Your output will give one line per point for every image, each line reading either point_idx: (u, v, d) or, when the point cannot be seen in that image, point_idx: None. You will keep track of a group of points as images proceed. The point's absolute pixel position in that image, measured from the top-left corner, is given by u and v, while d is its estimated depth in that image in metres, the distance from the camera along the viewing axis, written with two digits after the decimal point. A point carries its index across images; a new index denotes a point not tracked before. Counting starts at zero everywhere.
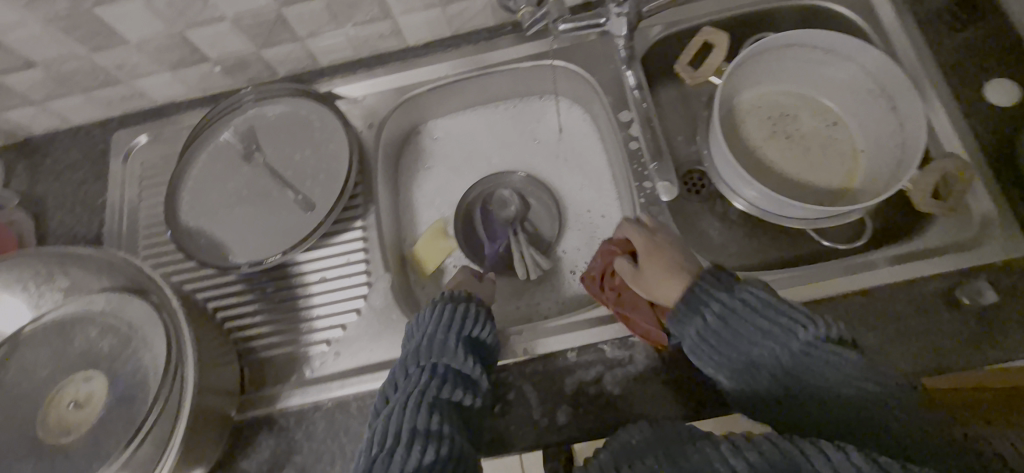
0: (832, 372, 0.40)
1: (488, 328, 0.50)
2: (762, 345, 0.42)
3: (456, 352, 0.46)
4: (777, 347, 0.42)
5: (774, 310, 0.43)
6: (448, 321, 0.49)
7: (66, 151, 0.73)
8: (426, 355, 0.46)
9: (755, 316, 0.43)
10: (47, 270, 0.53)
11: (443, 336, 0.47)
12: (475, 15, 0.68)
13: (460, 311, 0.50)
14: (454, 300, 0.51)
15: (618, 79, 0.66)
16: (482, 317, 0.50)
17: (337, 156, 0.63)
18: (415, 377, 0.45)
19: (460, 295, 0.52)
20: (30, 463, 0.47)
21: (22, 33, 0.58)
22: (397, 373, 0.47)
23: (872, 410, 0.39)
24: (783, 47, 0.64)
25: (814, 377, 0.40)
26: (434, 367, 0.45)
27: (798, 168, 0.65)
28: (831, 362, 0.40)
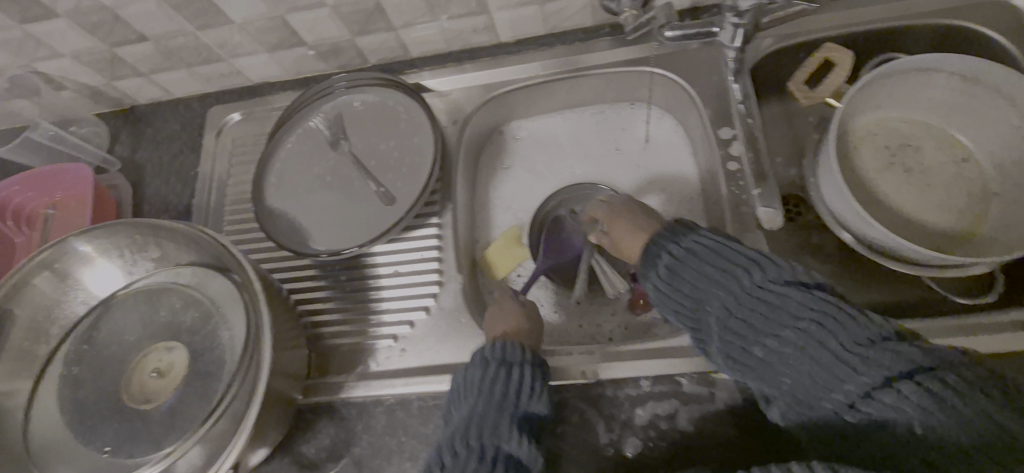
0: (767, 309, 0.40)
1: (544, 400, 0.45)
2: (706, 289, 0.44)
3: (512, 437, 0.42)
4: (719, 289, 0.43)
5: (721, 256, 0.44)
6: (501, 393, 0.44)
7: (166, 122, 0.76)
8: (477, 438, 0.42)
9: (701, 260, 0.45)
10: (140, 239, 0.53)
11: (495, 414, 0.43)
12: (573, 14, 0.65)
13: (514, 380, 0.45)
14: (507, 362, 0.46)
15: (721, 93, 0.61)
16: (539, 389, 0.45)
17: (421, 151, 0.62)
18: (465, 464, 0.40)
19: (516, 355, 0.46)
20: (113, 424, 0.49)
21: (138, 8, 0.60)
22: (440, 452, 0.42)
23: (822, 353, 0.37)
24: (914, 72, 0.57)
25: (750, 316, 0.41)
26: (487, 454, 0.41)
27: (917, 206, 0.59)
28: (768, 299, 0.40)
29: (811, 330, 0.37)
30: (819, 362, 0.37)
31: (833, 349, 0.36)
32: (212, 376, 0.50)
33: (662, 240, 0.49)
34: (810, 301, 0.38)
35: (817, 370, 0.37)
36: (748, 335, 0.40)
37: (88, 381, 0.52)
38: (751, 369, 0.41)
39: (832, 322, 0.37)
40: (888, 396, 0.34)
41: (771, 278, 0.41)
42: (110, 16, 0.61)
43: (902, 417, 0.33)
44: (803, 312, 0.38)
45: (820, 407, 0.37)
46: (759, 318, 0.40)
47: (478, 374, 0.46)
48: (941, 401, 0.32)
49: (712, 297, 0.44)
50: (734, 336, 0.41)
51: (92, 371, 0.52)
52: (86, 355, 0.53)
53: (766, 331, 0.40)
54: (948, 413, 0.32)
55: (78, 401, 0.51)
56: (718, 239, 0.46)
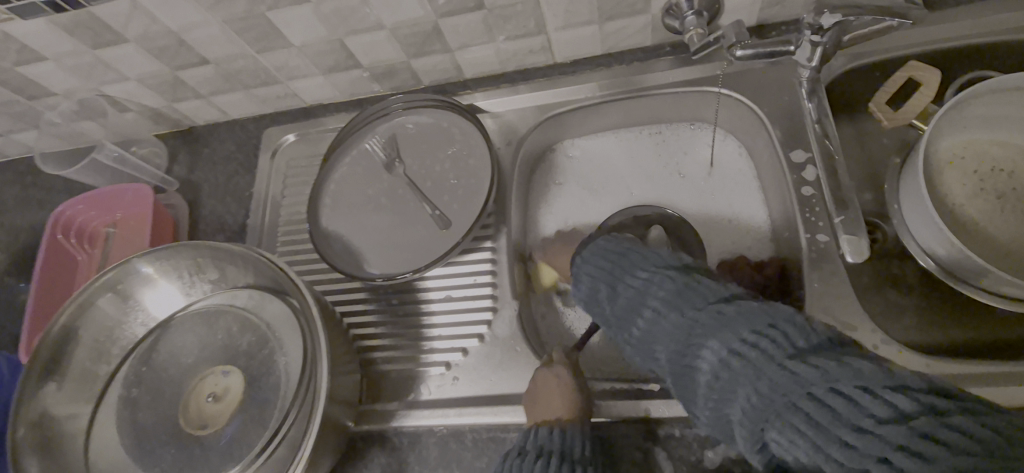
0: (636, 294, 0.40)
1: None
2: (602, 284, 0.44)
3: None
4: (604, 277, 0.44)
5: (621, 251, 0.44)
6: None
7: (222, 143, 0.78)
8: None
9: (598, 252, 0.46)
10: (200, 262, 0.53)
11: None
12: (633, 34, 0.63)
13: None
14: (561, 454, 0.43)
15: (792, 114, 0.58)
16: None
17: (476, 173, 0.61)
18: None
19: (571, 448, 0.44)
20: (170, 450, 0.49)
21: (202, 33, 0.61)
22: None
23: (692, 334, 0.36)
24: (1009, 91, 0.53)
25: (626, 298, 0.41)
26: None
27: (1011, 235, 0.54)
28: (638, 283, 0.41)
29: (673, 304, 0.38)
30: (681, 336, 0.36)
31: (682, 320, 0.37)
32: (268, 402, 0.49)
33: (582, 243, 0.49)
34: (674, 282, 0.39)
35: (680, 343, 0.36)
36: (628, 318, 0.41)
37: (145, 403, 0.52)
38: (638, 351, 0.41)
39: (688, 296, 0.37)
40: (731, 362, 0.33)
41: (657, 266, 0.41)
42: (176, 41, 0.62)
43: (751, 382, 0.32)
44: (676, 294, 0.38)
45: (689, 384, 0.36)
46: (633, 300, 0.40)
47: (528, 461, 0.42)
48: (773, 360, 0.31)
49: (602, 287, 0.44)
50: (622, 321, 0.41)
51: (149, 393, 0.52)
52: (145, 376, 0.53)
53: (637, 311, 0.40)
54: (780, 368, 0.31)
55: (137, 424, 0.51)
56: (614, 237, 0.46)
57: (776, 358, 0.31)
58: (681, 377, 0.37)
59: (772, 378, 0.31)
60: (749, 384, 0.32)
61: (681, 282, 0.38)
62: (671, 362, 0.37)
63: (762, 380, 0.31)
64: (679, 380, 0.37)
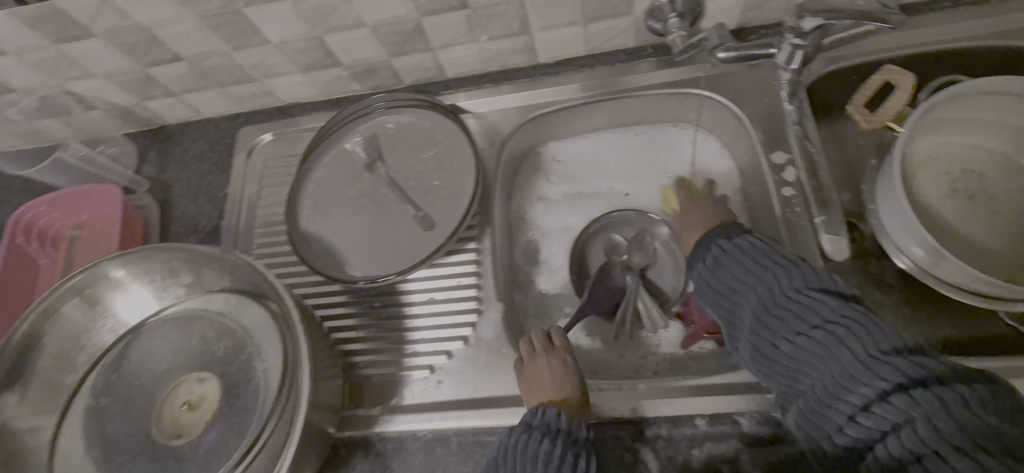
0: (794, 310, 0.41)
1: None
2: (746, 285, 0.45)
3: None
4: (751, 285, 0.45)
5: (772, 261, 0.45)
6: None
7: (195, 142, 0.75)
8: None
9: (747, 258, 0.46)
10: (174, 266, 0.51)
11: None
12: (617, 35, 0.63)
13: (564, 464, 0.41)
14: (557, 437, 0.42)
15: (773, 116, 0.59)
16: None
17: (460, 173, 0.60)
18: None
19: (566, 430, 0.43)
20: (143, 462, 0.47)
21: (175, 28, 0.59)
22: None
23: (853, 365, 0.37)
24: (980, 94, 0.54)
25: (778, 310, 0.42)
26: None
27: (982, 234, 0.56)
28: (798, 300, 0.41)
29: (837, 331, 0.39)
30: (840, 362, 0.38)
31: (852, 350, 0.37)
32: (246, 410, 0.48)
33: (716, 239, 0.49)
34: (842, 306, 0.39)
35: (838, 366, 0.38)
36: (778, 330, 0.42)
37: (115, 413, 0.49)
38: (777, 364, 0.42)
39: (860, 324, 0.38)
40: (896, 401, 0.34)
41: (803, 286, 0.42)
42: (147, 36, 0.60)
43: (913, 421, 0.33)
44: (833, 316, 0.39)
45: (818, 407, 0.38)
46: (791, 318, 0.41)
47: (524, 447, 0.42)
48: (954, 408, 0.33)
49: (746, 295, 0.45)
50: (764, 331, 0.43)
51: (119, 403, 0.50)
52: (115, 385, 0.51)
53: (792, 326, 0.41)
54: (949, 415, 0.33)
55: (107, 435, 0.48)
56: (759, 242, 0.47)
57: (954, 407, 0.33)
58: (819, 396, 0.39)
59: (940, 425, 0.33)
60: (911, 422, 0.34)
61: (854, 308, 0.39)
62: (819, 383, 0.39)
63: (926, 422, 0.33)
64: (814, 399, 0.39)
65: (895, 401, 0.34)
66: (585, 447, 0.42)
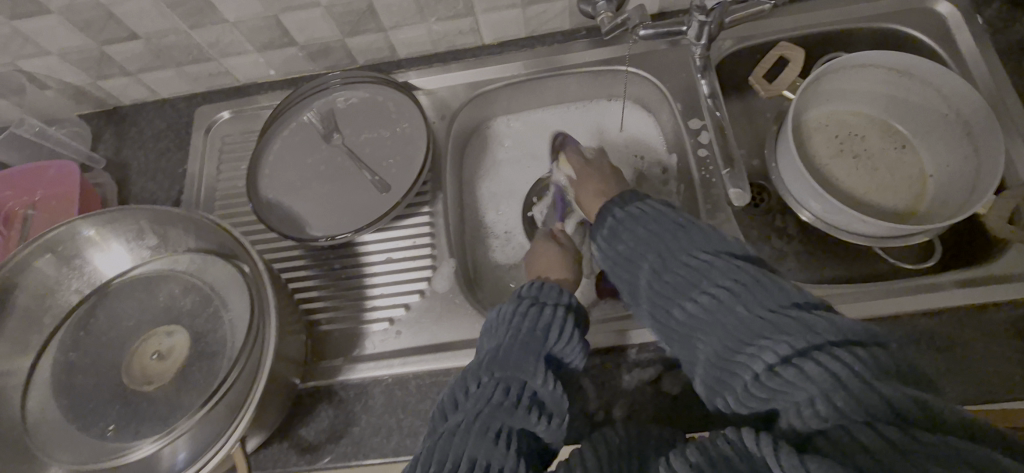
0: (693, 272, 0.43)
1: (573, 343, 0.48)
2: (645, 252, 0.47)
3: (537, 372, 0.45)
4: (647, 253, 0.47)
5: (673, 223, 0.47)
6: (535, 331, 0.47)
7: (151, 122, 0.77)
8: (503, 369, 0.45)
9: (645, 231, 0.48)
10: (141, 227, 0.55)
11: (523, 344, 0.46)
12: (553, 17, 0.70)
13: (547, 319, 0.48)
14: (540, 303, 0.49)
15: (690, 88, 0.67)
16: (568, 331, 0.48)
17: (413, 142, 0.65)
18: (490, 390, 0.44)
19: (552, 296, 0.50)
20: (115, 407, 0.49)
21: (132, 6, 0.62)
22: (467, 377, 0.46)
23: (750, 333, 0.38)
24: (858, 67, 0.64)
25: (684, 273, 0.43)
26: (511, 384, 0.44)
27: (865, 188, 0.66)
28: (691, 267, 0.43)
29: (726, 298, 0.40)
30: (734, 326, 0.39)
31: (748, 312, 0.39)
32: (216, 356, 0.52)
33: (621, 204, 0.51)
34: (731, 268, 0.41)
35: (729, 330, 0.39)
36: (673, 297, 0.44)
37: (84, 367, 0.52)
38: (676, 333, 0.44)
39: (759, 292, 0.39)
40: (790, 372, 0.35)
41: (704, 251, 0.44)
42: (104, 14, 0.62)
43: (804, 390, 0.34)
44: (722, 278, 0.41)
45: (728, 381, 0.39)
46: (684, 284, 0.43)
47: (512, 309, 0.49)
48: (845, 375, 0.33)
49: (644, 255, 0.47)
50: (663, 296, 0.44)
51: (89, 355, 0.52)
52: (83, 341, 0.53)
53: (687, 293, 0.43)
54: (842, 389, 0.33)
55: (75, 386, 0.51)
56: (661, 207, 0.49)
57: (847, 378, 0.33)
58: (718, 361, 0.40)
59: (835, 400, 0.33)
60: (804, 392, 0.34)
61: (745, 270, 0.41)
62: (712, 349, 0.40)
63: (822, 394, 0.33)
64: (716, 368, 0.40)
65: (787, 372, 0.35)
66: (573, 309, 0.50)
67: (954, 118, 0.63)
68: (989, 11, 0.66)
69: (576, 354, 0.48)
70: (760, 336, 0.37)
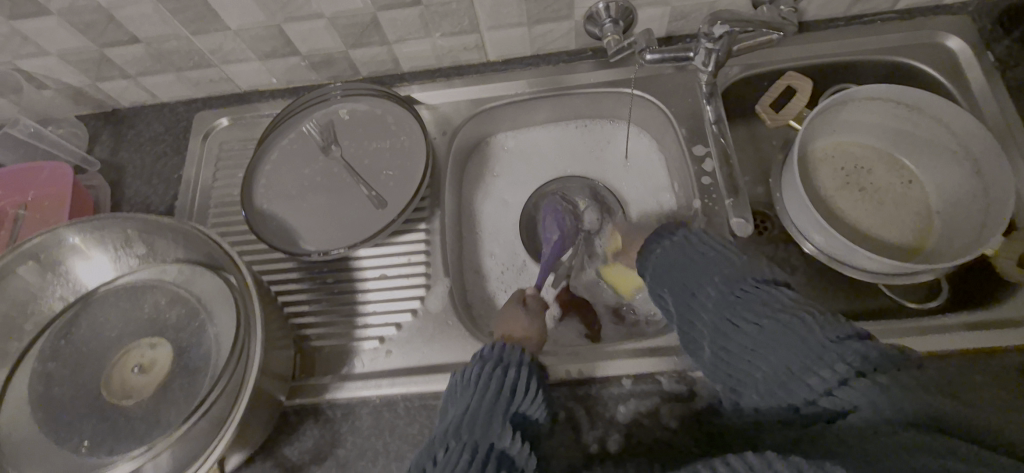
0: (750, 296, 0.45)
1: (538, 402, 0.46)
2: (704, 272, 0.49)
3: (504, 434, 0.43)
4: (714, 274, 0.48)
5: (727, 252, 0.50)
6: (500, 392, 0.46)
7: (149, 125, 0.76)
8: (468, 433, 0.42)
9: (713, 253, 0.50)
10: (129, 235, 0.53)
11: (489, 406, 0.44)
12: (559, 37, 0.69)
13: (510, 379, 0.46)
14: (503, 364, 0.48)
15: (695, 114, 0.66)
16: (533, 392, 0.46)
17: (412, 157, 0.65)
18: (456, 456, 0.41)
19: (511, 357, 0.49)
20: (92, 421, 0.48)
21: (133, 10, 0.61)
22: (434, 443, 0.43)
23: (822, 349, 0.40)
24: (866, 100, 0.64)
25: (742, 295, 0.45)
26: (477, 447, 0.41)
27: (869, 222, 0.65)
28: (748, 287, 0.46)
29: (791, 321, 0.42)
30: (796, 344, 0.41)
31: (807, 333, 0.41)
32: (200, 370, 0.50)
33: (684, 228, 0.54)
34: (788, 294, 0.44)
35: (793, 344, 0.41)
36: (739, 313, 0.45)
37: (62, 376, 0.50)
38: (732, 350, 0.44)
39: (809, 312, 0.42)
40: (864, 387, 0.37)
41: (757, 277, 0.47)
42: (105, 17, 0.61)
43: (869, 398, 0.37)
44: (773, 300, 0.44)
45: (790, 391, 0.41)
46: (746, 303, 0.45)
47: (474, 372, 0.48)
48: (912, 388, 0.36)
49: (703, 273, 0.49)
50: (728, 314, 0.45)
51: (68, 365, 0.51)
52: (63, 350, 0.51)
53: (748, 312, 0.44)
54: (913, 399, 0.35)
55: (52, 397, 0.49)
56: (707, 237, 0.52)
57: (916, 390, 0.36)
58: (782, 379, 0.41)
59: (893, 403, 0.36)
60: (869, 399, 0.37)
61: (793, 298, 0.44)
62: (771, 370, 0.42)
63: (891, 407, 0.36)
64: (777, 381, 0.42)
65: (861, 386, 0.37)
66: (527, 366, 0.48)
67: (963, 155, 0.62)
68: (1000, 47, 0.65)
69: (542, 412, 0.47)
70: (826, 352, 0.39)
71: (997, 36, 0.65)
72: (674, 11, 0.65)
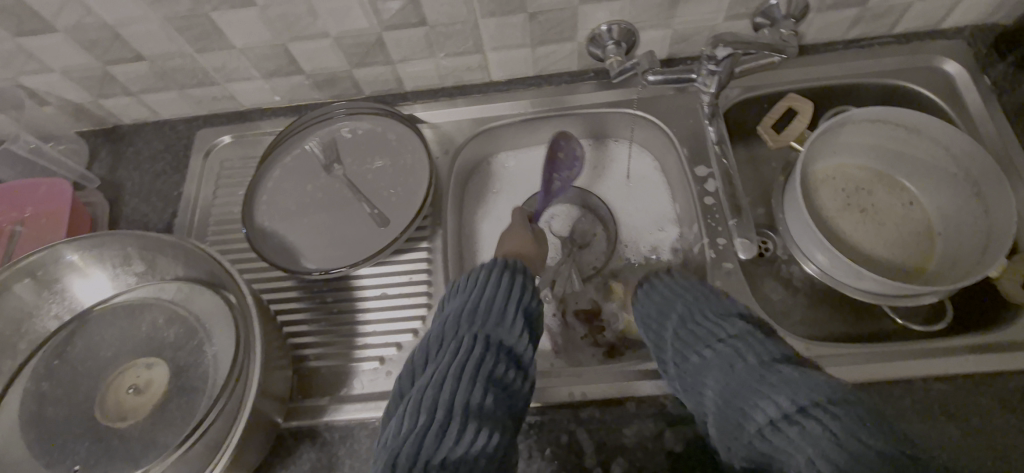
0: (707, 333, 0.48)
1: (537, 303, 0.53)
2: (672, 306, 0.53)
3: (513, 331, 0.49)
4: (678, 303, 0.52)
5: (706, 291, 0.53)
6: (505, 291, 0.51)
7: (149, 142, 0.76)
8: (479, 326, 0.48)
9: (681, 284, 0.54)
10: (127, 253, 0.53)
11: (495, 305, 0.49)
12: (561, 58, 0.70)
13: (519, 282, 0.52)
14: (509, 269, 0.53)
15: (697, 135, 0.67)
16: (532, 293, 0.52)
17: (415, 175, 0.65)
18: (468, 348, 0.46)
19: (517, 266, 0.53)
20: (85, 444, 0.47)
21: (139, 28, 0.61)
22: (439, 337, 0.48)
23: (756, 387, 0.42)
24: (866, 122, 0.64)
25: (697, 330, 0.49)
26: (486, 343, 0.47)
27: (870, 243, 0.65)
28: (710, 322, 0.49)
29: (737, 357, 0.45)
30: (739, 380, 0.44)
31: (751, 368, 0.44)
32: (197, 392, 0.49)
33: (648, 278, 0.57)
34: (747, 332, 0.47)
35: (735, 381, 0.44)
36: (692, 344, 0.48)
37: (56, 397, 0.49)
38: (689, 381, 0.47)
39: (764, 350, 0.45)
40: (795, 431, 0.39)
41: (721, 314, 0.50)
42: (111, 35, 0.61)
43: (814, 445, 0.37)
44: (732, 339, 0.46)
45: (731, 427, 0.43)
46: (703, 335, 0.48)
47: (478, 274, 0.53)
48: (841, 435, 0.37)
49: (670, 306, 0.53)
50: (682, 337, 0.49)
51: (63, 386, 0.50)
52: (57, 370, 0.51)
53: (704, 343, 0.48)
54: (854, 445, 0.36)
55: (44, 418, 0.48)
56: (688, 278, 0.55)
57: (845, 436, 0.36)
58: (725, 413, 0.43)
59: (823, 445, 0.37)
60: (803, 449, 0.38)
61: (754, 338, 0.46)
62: (718, 404, 0.44)
63: (815, 447, 0.37)
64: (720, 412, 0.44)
65: (793, 430, 0.39)
66: (527, 274, 0.54)
67: (962, 177, 0.62)
68: (994, 72, 0.66)
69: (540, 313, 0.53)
70: (767, 390, 0.42)
71: (990, 61, 0.66)
72: (676, 33, 0.66)
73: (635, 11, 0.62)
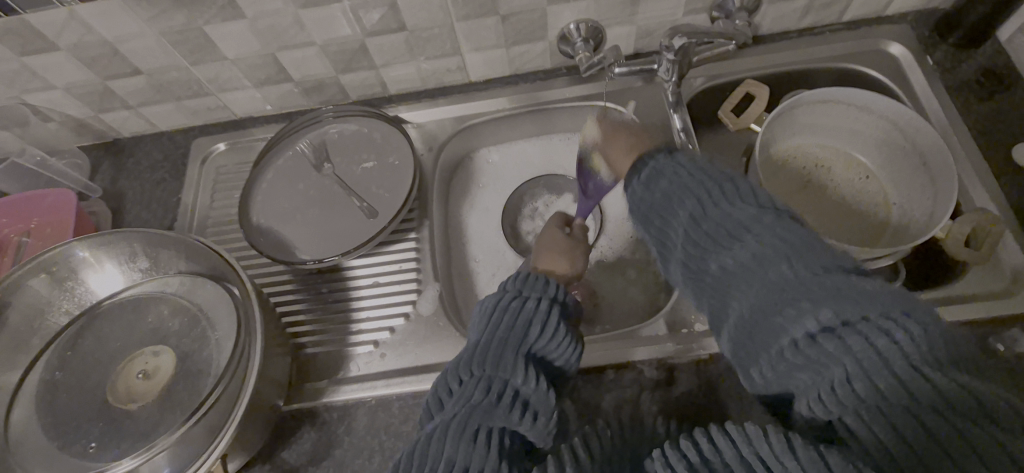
0: (730, 229, 0.42)
1: (561, 339, 0.48)
2: (681, 198, 0.46)
3: (521, 373, 0.45)
4: (690, 194, 0.46)
5: (726, 178, 0.45)
6: (518, 326, 0.47)
7: (149, 153, 0.80)
8: (483, 368, 0.45)
9: (690, 172, 0.47)
10: (133, 249, 0.56)
11: (504, 343, 0.46)
12: (534, 57, 0.74)
13: (532, 314, 0.48)
14: (524, 295, 0.50)
15: (664, 123, 0.72)
16: (554, 325, 0.48)
17: (400, 170, 0.69)
18: (471, 392, 0.44)
19: (536, 290, 0.50)
20: (98, 426, 0.50)
21: (137, 43, 0.65)
22: (451, 370, 0.47)
23: (788, 295, 0.38)
24: (821, 102, 0.69)
25: (716, 228, 0.43)
26: (490, 385, 0.44)
27: (831, 215, 0.69)
28: (733, 215, 0.43)
29: (765, 259, 0.40)
30: (766, 288, 0.39)
31: (784, 272, 0.38)
32: (200, 375, 0.53)
33: (654, 155, 0.51)
34: (776, 225, 0.41)
35: (762, 290, 0.39)
36: (712, 246, 0.43)
37: (70, 385, 0.52)
38: (708, 286, 0.44)
39: (804, 252, 0.39)
40: (830, 344, 0.35)
41: (747, 206, 0.43)
42: (110, 51, 0.66)
43: (844, 364, 0.35)
44: (761, 235, 0.41)
45: (752, 336, 0.40)
46: (722, 233, 0.43)
47: (494, 303, 0.50)
48: (887, 354, 0.33)
49: (680, 200, 0.46)
50: (695, 238, 0.44)
51: (75, 375, 0.53)
52: (69, 361, 0.54)
53: (724, 243, 0.43)
54: (893, 373, 0.33)
55: (58, 405, 0.51)
56: (697, 163, 0.48)
57: (892, 359, 0.33)
58: (749, 323, 0.40)
59: (864, 366, 0.34)
60: (840, 368, 0.35)
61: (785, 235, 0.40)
62: (742, 312, 0.41)
63: (854, 367, 0.34)
64: (744, 320, 0.41)
65: (828, 343, 0.35)
66: (552, 301, 0.50)
67: (911, 149, 0.66)
68: (938, 52, 0.71)
69: (567, 353, 0.49)
70: (798, 299, 0.37)
71: (934, 42, 0.71)
72: (640, 29, 0.71)
73: (599, 9, 0.67)
